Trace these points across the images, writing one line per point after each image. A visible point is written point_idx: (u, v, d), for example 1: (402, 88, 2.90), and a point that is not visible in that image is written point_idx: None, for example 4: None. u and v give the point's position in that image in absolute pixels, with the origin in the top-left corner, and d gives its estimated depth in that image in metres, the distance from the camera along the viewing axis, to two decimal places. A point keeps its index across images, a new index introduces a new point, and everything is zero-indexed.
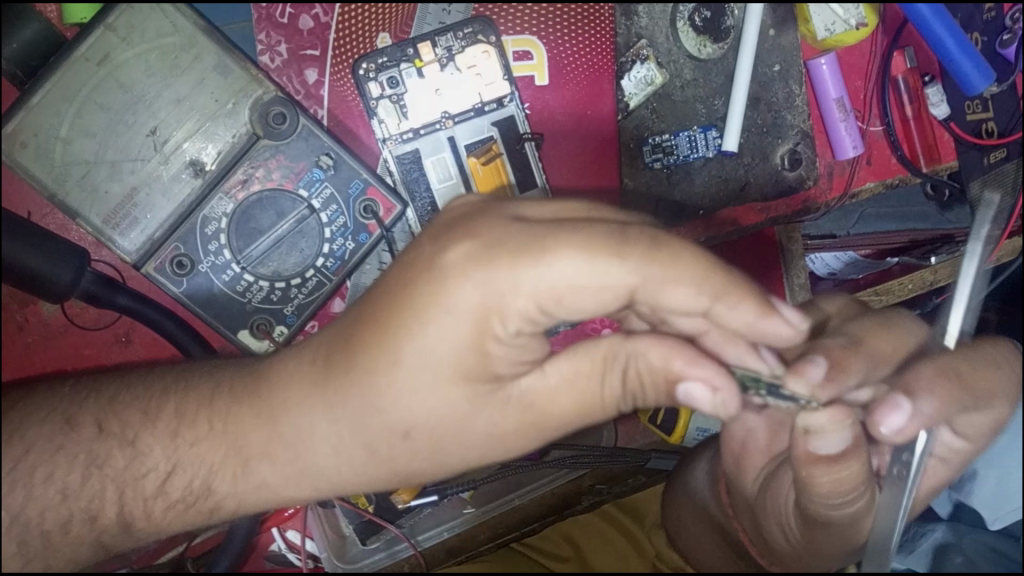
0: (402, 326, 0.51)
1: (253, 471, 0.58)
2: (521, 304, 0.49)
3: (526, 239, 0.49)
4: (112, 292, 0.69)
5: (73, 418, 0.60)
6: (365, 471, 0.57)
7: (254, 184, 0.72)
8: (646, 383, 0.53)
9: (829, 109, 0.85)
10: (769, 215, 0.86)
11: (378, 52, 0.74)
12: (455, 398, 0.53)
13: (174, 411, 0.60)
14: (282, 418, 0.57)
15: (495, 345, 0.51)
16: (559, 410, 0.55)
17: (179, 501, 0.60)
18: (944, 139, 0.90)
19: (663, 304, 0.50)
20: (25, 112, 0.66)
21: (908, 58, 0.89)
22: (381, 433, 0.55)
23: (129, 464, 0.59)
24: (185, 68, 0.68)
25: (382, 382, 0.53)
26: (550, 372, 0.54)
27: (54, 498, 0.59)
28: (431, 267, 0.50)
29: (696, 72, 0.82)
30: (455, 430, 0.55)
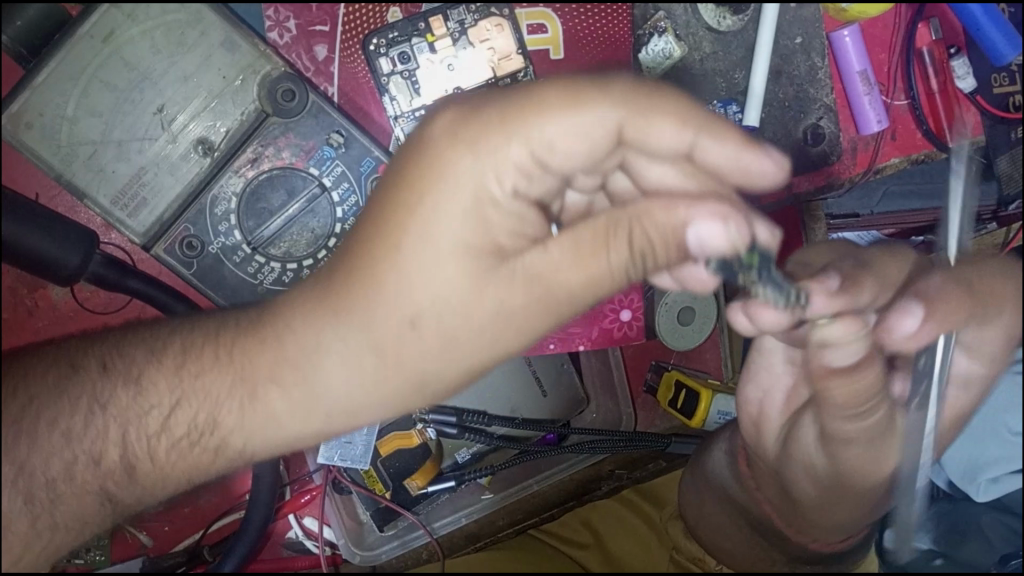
0: (406, 211, 0.53)
1: (261, 399, 0.56)
2: (515, 152, 0.52)
3: (506, 100, 0.53)
4: (122, 275, 0.68)
5: (77, 362, 0.59)
6: (378, 385, 0.55)
7: (264, 162, 0.70)
8: (659, 243, 0.51)
9: (852, 83, 0.83)
10: (791, 191, 0.84)
11: (389, 27, 0.72)
12: (461, 268, 0.53)
13: (179, 347, 0.58)
14: (287, 337, 0.55)
15: (493, 211, 0.53)
16: (565, 281, 0.53)
17: (183, 439, 0.58)
18: (971, 113, 0.88)
19: (647, 144, 0.54)
20: (30, 91, 0.64)
21: (934, 29, 0.86)
22: (390, 326, 0.54)
23: (132, 402, 0.57)
24: (191, 45, 0.67)
25: (389, 272, 0.53)
26: (552, 248, 0.53)
27: (58, 443, 0.57)
28: (421, 146, 0.53)
29: (715, 45, 0.80)
30: (466, 304, 0.53)
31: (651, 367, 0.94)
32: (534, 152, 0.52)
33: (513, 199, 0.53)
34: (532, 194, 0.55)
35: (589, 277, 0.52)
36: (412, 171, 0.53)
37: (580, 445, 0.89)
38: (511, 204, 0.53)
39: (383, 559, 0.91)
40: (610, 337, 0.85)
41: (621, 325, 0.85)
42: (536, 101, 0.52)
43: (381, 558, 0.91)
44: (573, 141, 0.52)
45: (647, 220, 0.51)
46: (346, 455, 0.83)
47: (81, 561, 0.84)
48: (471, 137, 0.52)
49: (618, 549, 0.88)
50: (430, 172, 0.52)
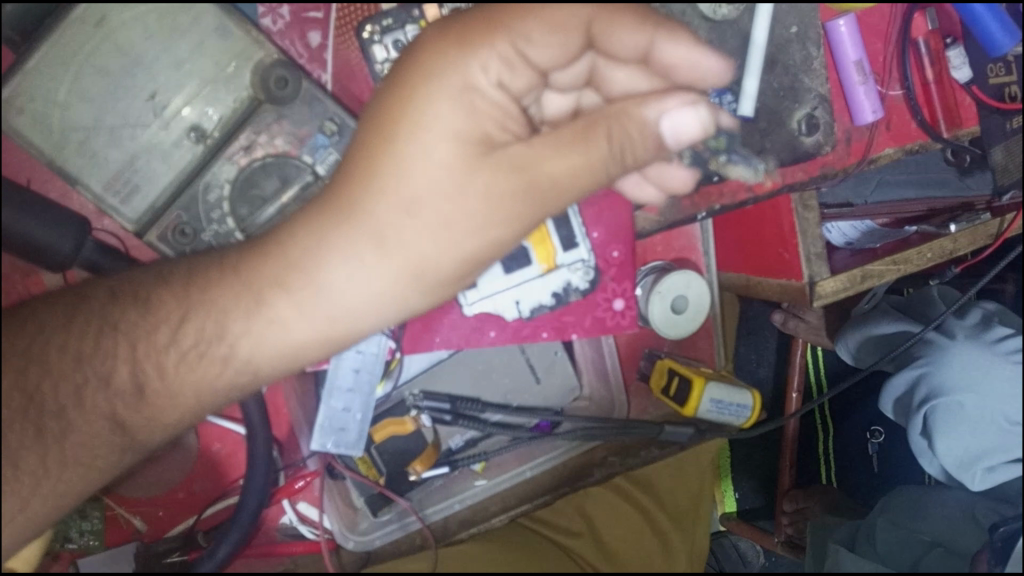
0: (403, 109, 0.59)
1: (267, 304, 0.61)
2: (498, 46, 0.59)
3: (482, 18, 0.60)
4: (115, 261, 0.68)
5: (83, 291, 0.63)
6: (383, 278, 0.61)
7: (257, 150, 0.71)
8: (634, 132, 0.62)
9: (848, 72, 0.83)
10: (785, 181, 0.83)
11: (382, 14, 0.72)
12: (451, 153, 0.59)
13: (186, 273, 0.62)
14: (290, 242, 0.60)
15: (480, 101, 0.60)
16: (549, 170, 0.61)
17: (191, 349, 0.63)
18: (965, 104, 0.89)
19: (613, 46, 0.64)
20: (21, 76, 0.63)
21: (931, 20, 0.85)
22: (389, 216, 0.60)
23: (139, 320, 0.61)
24: (184, 30, 0.66)
25: (388, 164, 0.60)
26: (535, 144, 0.61)
27: (68, 365, 0.61)
28: (409, 55, 0.61)
29: (711, 33, 0.78)
30: (461, 186, 0.60)
31: (645, 354, 0.95)
32: (517, 47, 0.60)
33: (498, 88, 0.60)
34: (514, 88, 0.61)
35: (570, 165, 0.61)
36: (406, 74, 0.60)
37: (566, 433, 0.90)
38: (496, 94, 0.60)
39: (377, 544, 0.91)
40: (603, 327, 0.85)
41: (614, 313, 0.85)
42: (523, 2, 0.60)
43: (376, 543, 0.91)
44: (550, 38, 0.60)
45: (623, 118, 0.62)
46: (339, 442, 0.82)
47: (74, 547, 0.84)
48: (459, 38, 0.60)
49: (624, 553, 0.90)
50: (425, 69, 0.59)
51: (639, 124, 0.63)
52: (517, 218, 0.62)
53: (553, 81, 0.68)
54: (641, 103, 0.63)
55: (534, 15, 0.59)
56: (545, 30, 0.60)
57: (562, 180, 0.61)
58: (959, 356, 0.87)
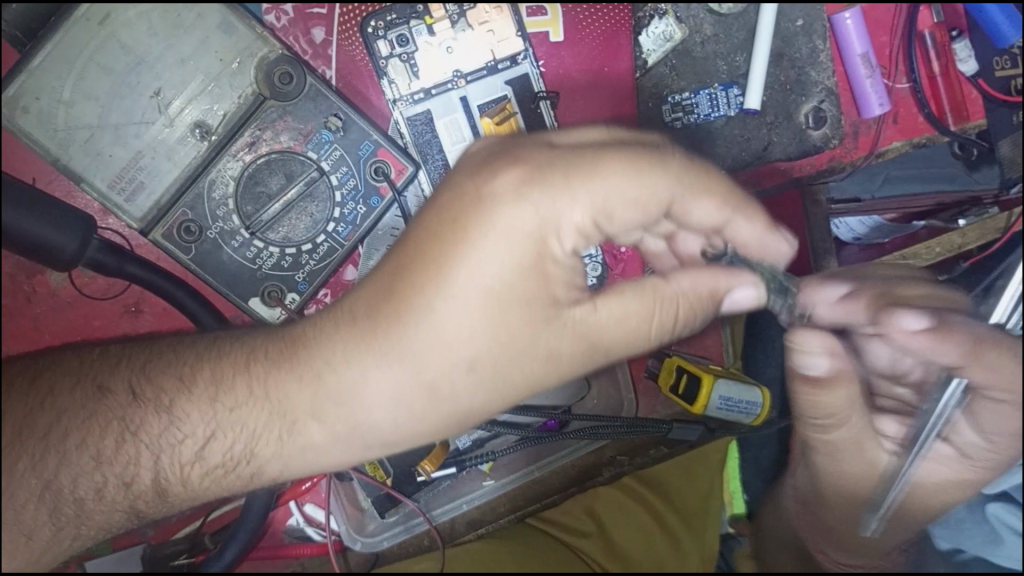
0: (464, 266, 0.51)
1: (300, 432, 0.56)
2: (577, 215, 0.51)
3: (574, 158, 0.52)
4: (121, 260, 0.67)
5: (106, 384, 0.58)
6: (421, 419, 0.56)
7: (262, 146, 0.70)
8: (697, 310, 0.56)
9: (854, 65, 0.82)
10: (794, 175, 0.83)
11: (387, 8, 0.71)
12: (518, 319, 0.52)
13: (210, 376, 0.58)
14: (329, 375, 0.55)
15: (553, 265, 0.52)
16: (612, 337, 0.54)
17: (217, 466, 0.58)
18: (972, 96, 0.88)
19: (689, 218, 0.55)
20: (26, 76, 0.63)
21: (936, 12, 0.86)
22: (440, 368, 0.53)
23: (165, 429, 0.57)
24: (188, 27, 0.66)
25: (444, 320, 0.52)
26: (600, 305, 0.54)
27: (88, 465, 0.57)
28: (478, 197, 0.52)
29: (716, 28, 0.80)
30: (517, 350, 0.53)
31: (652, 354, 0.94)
32: (596, 216, 0.52)
33: (571, 255, 0.53)
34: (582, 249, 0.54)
35: (628, 332, 0.55)
36: (468, 225, 0.51)
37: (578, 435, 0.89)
38: (569, 260, 0.53)
39: (385, 546, 0.90)
40: None
41: None
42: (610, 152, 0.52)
43: (384, 543, 0.90)
44: (634, 215, 0.52)
45: (691, 298, 0.55)
46: None
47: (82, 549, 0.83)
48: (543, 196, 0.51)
49: (626, 546, 0.91)
50: (495, 227, 0.51)
51: (702, 300, 0.56)
52: (564, 375, 0.56)
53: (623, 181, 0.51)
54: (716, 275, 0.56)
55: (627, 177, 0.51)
56: (630, 207, 0.52)
57: (618, 345, 0.55)
58: None
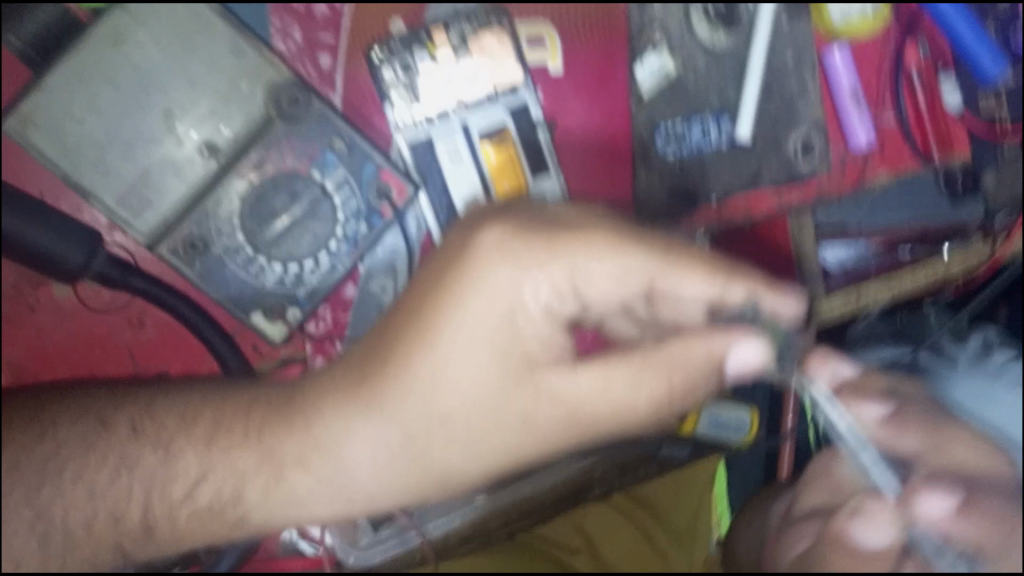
0: (444, 320, 0.56)
1: (286, 478, 0.61)
2: (553, 274, 0.54)
3: (551, 231, 0.55)
4: (127, 274, 0.68)
5: (107, 418, 0.64)
6: (399, 468, 0.60)
7: (268, 165, 0.71)
8: (687, 380, 0.56)
9: (843, 98, 0.85)
10: (783, 202, 0.85)
11: (391, 37, 0.74)
12: (490, 376, 0.57)
13: (210, 421, 0.63)
14: (318, 425, 0.60)
15: (525, 323, 0.56)
16: (586, 406, 0.57)
17: (206, 508, 0.63)
18: (957, 129, 0.88)
19: (679, 297, 0.55)
20: (41, 93, 0.66)
21: (922, 48, 0.87)
22: (418, 423, 0.59)
23: (159, 466, 0.63)
24: (198, 51, 0.68)
25: (423, 368, 0.57)
26: (574, 373, 0.57)
27: (81, 497, 0.63)
28: (467, 252, 0.56)
29: (709, 63, 0.83)
30: (489, 414, 0.58)
31: None
32: (573, 278, 0.54)
33: (544, 316, 0.55)
34: (560, 314, 0.56)
35: (605, 404, 0.57)
36: (447, 282, 0.56)
37: (549, 460, 0.92)
38: (540, 325, 0.56)
39: (377, 559, 0.93)
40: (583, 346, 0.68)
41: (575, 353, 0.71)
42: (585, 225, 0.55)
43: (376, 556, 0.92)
44: (612, 288, 0.54)
45: (678, 358, 0.55)
46: None
47: None
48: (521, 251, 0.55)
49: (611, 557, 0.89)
50: (469, 281, 0.55)
51: (691, 364, 0.56)
52: (542, 441, 0.59)
53: (606, 233, 0.54)
54: (701, 335, 0.55)
55: (603, 245, 0.53)
56: (608, 277, 0.54)
57: (595, 414, 0.57)
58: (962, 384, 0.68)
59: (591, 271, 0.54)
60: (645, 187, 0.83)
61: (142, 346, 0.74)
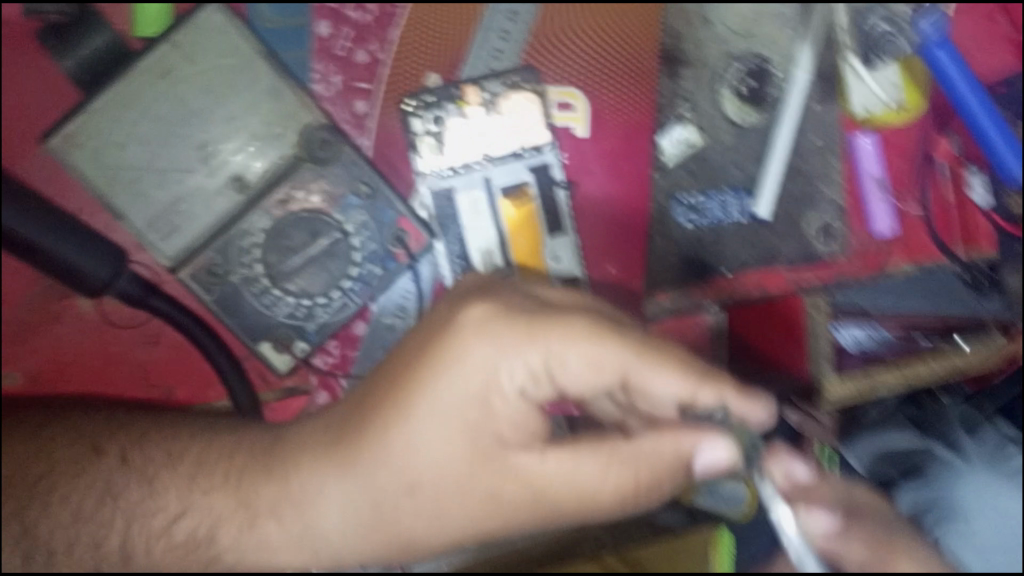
0: (422, 390, 0.55)
1: (259, 526, 0.61)
2: (531, 357, 0.53)
3: (533, 314, 0.54)
4: (147, 295, 0.70)
5: (101, 445, 0.65)
6: (366, 532, 0.58)
7: (293, 203, 0.74)
8: (664, 478, 0.54)
9: (868, 187, 0.86)
10: (798, 284, 0.84)
11: (425, 90, 0.77)
12: (461, 453, 0.55)
13: (195, 458, 0.64)
14: (294, 477, 0.59)
15: (500, 403, 0.54)
16: (556, 492, 0.55)
17: (181, 545, 0.63)
18: (982, 226, 0.87)
19: (650, 394, 0.53)
20: (85, 115, 0.69)
21: (955, 144, 0.87)
22: (388, 491, 0.57)
23: (142, 499, 0.63)
24: (239, 89, 0.72)
25: (397, 436, 0.55)
26: (547, 457, 0.55)
27: (67, 520, 0.64)
28: (453, 326, 0.55)
29: (737, 139, 0.84)
30: (458, 489, 0.56)
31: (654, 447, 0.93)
32: (549, 364, 0.53)
33: (518, 399, 0.54)
34: (539, 397, 0.54)
35: (577, 491, 0.55)
36: (429, 351, 0.55)
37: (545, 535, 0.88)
38: (517, 406, 0.54)
39: None
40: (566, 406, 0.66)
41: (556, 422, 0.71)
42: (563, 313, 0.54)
43: None
44: (586, 376, 0.52)
45: (651, 456, 0.53)
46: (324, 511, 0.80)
47: None
48: (501, 331, 0.53)
49: None
50: (450, 355, 0.54)
51: (668, 462, 0.53)
52: (512, 519, 0.57)
53: (576, 320, 0.53)
54: (675, 430, 0.52)
55: (581, 339, 0.52)
56: (582, 365, 0.52)
57: (568, 501, 0.55)
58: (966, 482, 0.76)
59: (566, 359, 0.52)
60: (659, 253, 0.84)
61: (156, 365, 0.77)
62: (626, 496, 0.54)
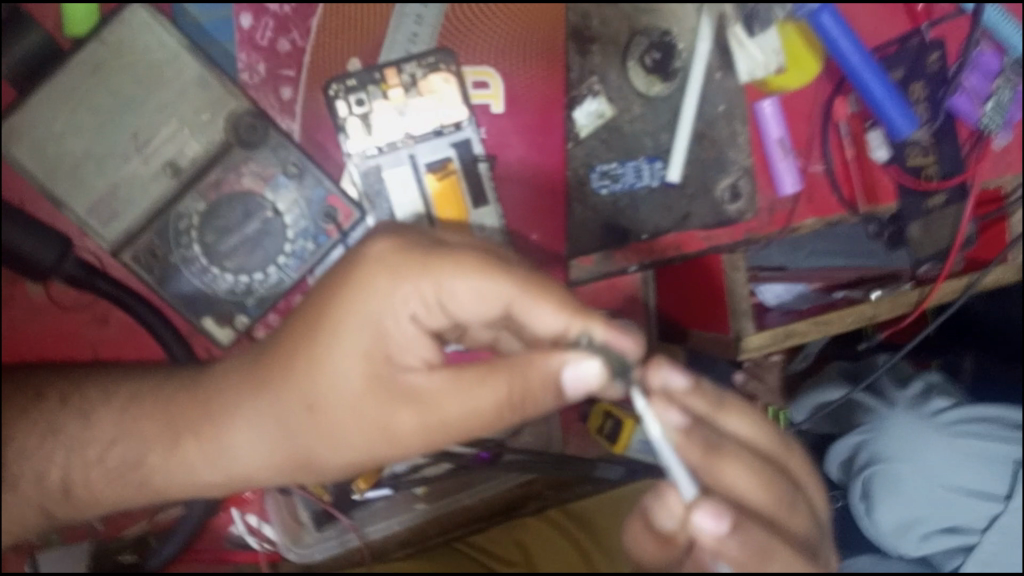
0: (326, 317, 0.61)
1: (180, 446, 0.66)
2: (421, 285, 0.59)
3: (429, 250, 0.60)
4: (93, 277, 0.75)
5: (42, 391, 0.71)
6: (274, 448, 0.64)
7: (226, 185, 0.79)
8: (538, 390, 0.58)
9: (772, 148, 0.92)
10: (712, 244, 0.92)
11: (347, 75, 0.82)
12: (357, 374, 0.61)
13: (126, 393, 0.69)
14: (215, 399, 0.65)
15: (393, 328, 0.60)
16: (447, 411, 0.60)
17: (114, 470, 0.68)
18: (885, 182, 0.95)
19: (533, 323, 0.60)
20: (22, 111, 0.73)
21: (852, 104, 0.94)
22: (294, 407, 0.63)
23: (79, 430, 0.69)
24: (168, 80, 0.76)
25: (303, 357, 0.62)
26: (434, 377, 0.60)
27: (13, 457, 0.70)
28: (357, 258, 0.60)
29: (645, 109, 0.90)
30: (354, 408, 0.61)
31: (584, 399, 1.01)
32: (438, 293, 0.59)
33: (410, 323, 0.60)
34: (431, 324, 0.61)
35: (462, 409, 0.59)
36: (335, 280, 0.61)
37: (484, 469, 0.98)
38: (409, 331, 0.60)
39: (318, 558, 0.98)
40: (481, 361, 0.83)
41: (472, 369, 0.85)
42: (455, 250, 0.60)
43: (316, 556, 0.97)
44: (475, 304, 0.59)
45: (526, 369, 0.58)
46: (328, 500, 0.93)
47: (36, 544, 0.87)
48: (397, 263, 0.59)
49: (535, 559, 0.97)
50: (349, 284, 0.60)
51: (541, 381, 0.58)
52: (405, 444, 0.62)
53: (463, 256, 0.59)
54: (545, 353, 0.57)
55: (466, 273, 0.59)
56: (468, 293, 0.59)
57: (456, 421, 0.60)
58: (899, 429, 1.02)
59: (451, 288, 0.59)
60: (579, 221, 0.89)
61: (106, 343, 0.81)
62: (506, 410, 0.59)
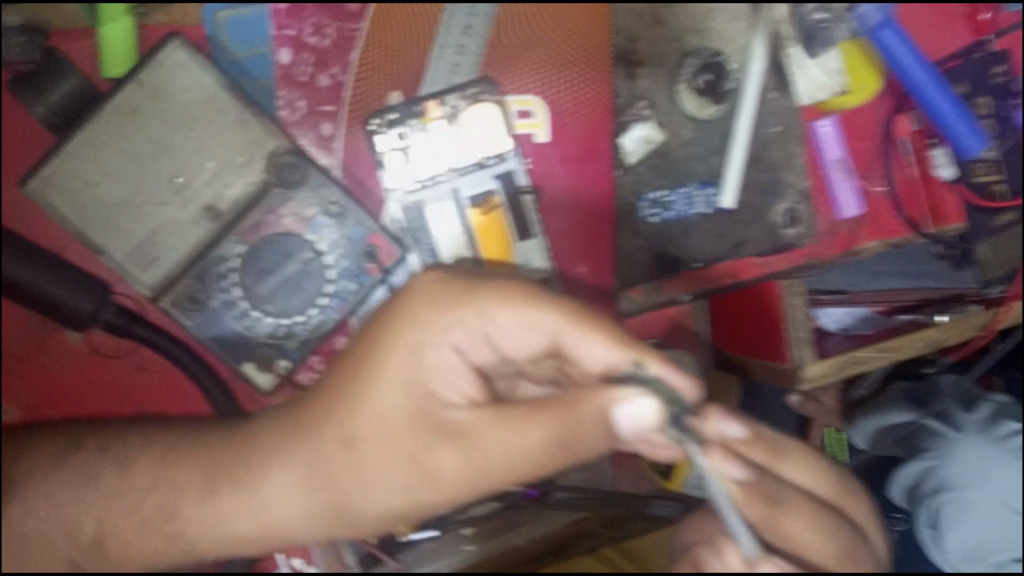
0: (369, 351, 0.60)
1: (217, 495, 0.64)
2: (465, 315, 0.57)
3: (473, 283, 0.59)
4: (131, 323, 0.73)
5: (78, 440, 0.68)
6: (311, 492, 0.62)
7: (265, 227, 0.77)
8: (589, 426, 0.55)
9: (831, 169, 0.86)
10: (771, 270, 0.85)
11: (387, 109, 0.80)
12: (398, 408, 0.59)
13: (166, 443, 0.67)
14: (254, 440, 0.64)
15: (434, 358, 0.58)
16: (492, 450, 0.57)
17: (146, 520, 0.65)
18: (948, 200, 0.89)
19: (584, 359, 0.57)
20: (60, 157, 0.72)
21: (914, 120, 0.87)
22: (332, 444, 0.61)
23: (115, 481, 0.66)
24: (205, 121, 0.75)
25: (344, 392, 0.61)
26: (477, 413, 0.59)
27: (46, 508, 0.67)
28: (403, 292, 0.60)
29: (696, 132, 0.85)
30: (393, 445, 0.60)
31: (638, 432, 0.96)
32: (484, 328, 0.58)
33: (454, 355, 0.58)
34: (476, 360, 0.59)
35: (507, 444, 0.57)
36: (378, 315, 0.61)
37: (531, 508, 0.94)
38: (455, 366, 0.59)
39: None
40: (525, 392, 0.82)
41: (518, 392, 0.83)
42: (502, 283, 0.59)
43: None
44: (522, 338, 0.58)
45: (578, 406, 0.55)
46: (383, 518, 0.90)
47: None
48: (440, 295, 0.58)
49: None
50: (392, 316, 0.59)
51: (594, 418, 0.55)
52: (447, 485, 0.59)
53: (510, 288, 0.57)
54: (597, 390, 0.55)
55: (514, 305, 0.57)
56: (516, 326, 0.57)
57: (501, 458, 0.57)
58: (966, 452, 0.91)
59: (497, 321, 0.57)
60: (627, 251, 0.86)
61: (146, 390, 0.79)
62: (554, 449, 0.56)
